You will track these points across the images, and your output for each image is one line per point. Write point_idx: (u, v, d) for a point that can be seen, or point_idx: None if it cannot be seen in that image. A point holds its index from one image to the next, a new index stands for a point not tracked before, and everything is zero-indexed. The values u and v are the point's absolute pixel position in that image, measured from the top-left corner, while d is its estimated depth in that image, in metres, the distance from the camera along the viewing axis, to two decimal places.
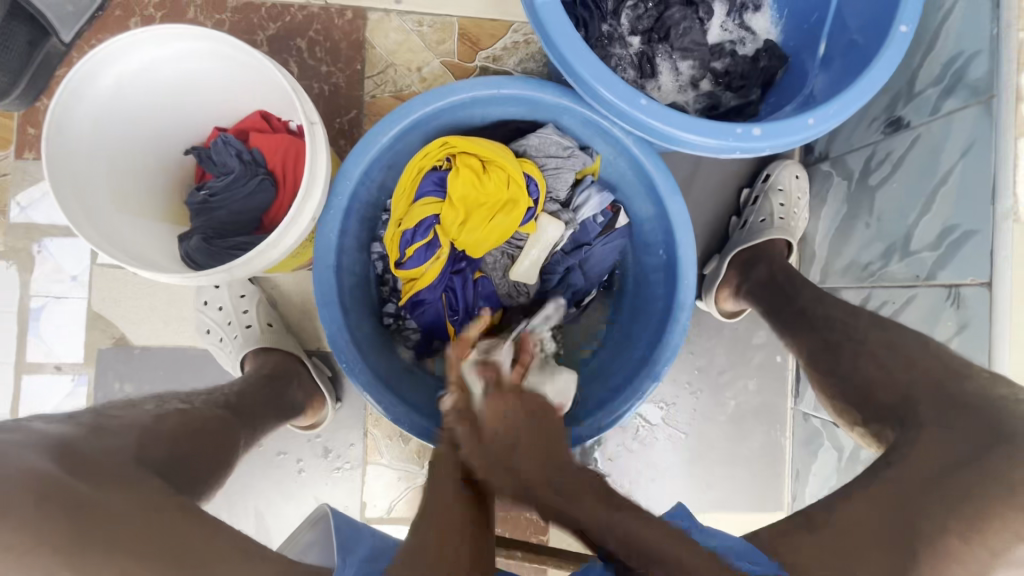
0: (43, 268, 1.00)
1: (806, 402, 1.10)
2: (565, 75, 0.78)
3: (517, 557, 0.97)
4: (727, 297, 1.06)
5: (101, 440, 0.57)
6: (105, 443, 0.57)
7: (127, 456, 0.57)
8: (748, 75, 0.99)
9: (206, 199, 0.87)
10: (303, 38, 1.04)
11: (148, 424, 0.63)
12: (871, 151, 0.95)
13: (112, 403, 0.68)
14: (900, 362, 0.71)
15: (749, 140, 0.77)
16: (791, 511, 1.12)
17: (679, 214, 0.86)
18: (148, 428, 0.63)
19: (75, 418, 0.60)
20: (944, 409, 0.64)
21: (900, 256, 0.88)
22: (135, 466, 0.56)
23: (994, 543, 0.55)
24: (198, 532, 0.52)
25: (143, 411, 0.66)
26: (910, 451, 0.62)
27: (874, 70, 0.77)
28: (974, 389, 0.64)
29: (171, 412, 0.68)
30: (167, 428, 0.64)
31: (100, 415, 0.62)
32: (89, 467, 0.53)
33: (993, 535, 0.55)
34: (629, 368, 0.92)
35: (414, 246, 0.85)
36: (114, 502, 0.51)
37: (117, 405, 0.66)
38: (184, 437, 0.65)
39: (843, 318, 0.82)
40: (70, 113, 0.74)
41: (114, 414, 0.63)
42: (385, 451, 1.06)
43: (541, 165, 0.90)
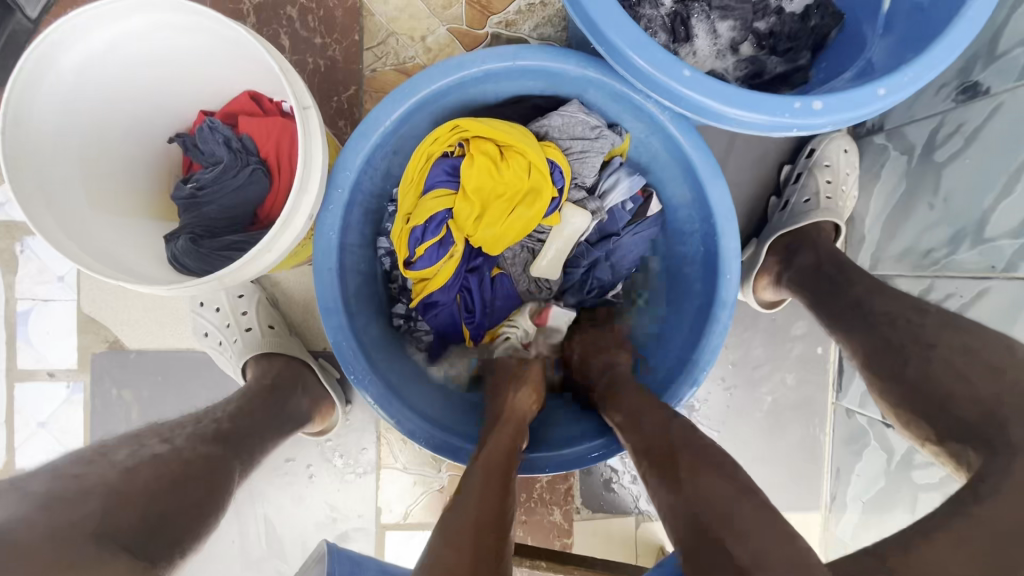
0: (28, 268, 0.93)
1: (850, 398, 1.02)
2: (593, 43, 0.68)
3: (540, 566, 0.92)
4: (766, 286, 0.97)
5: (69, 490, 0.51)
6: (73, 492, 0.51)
7: (87, 532, 0.49)
8: (797, 35, 0.88)
9: (193, 192, 0.79)
10: (293, 6, 0.93)
11: (118, 486, 0.54)
12: (939, 122, 0.83)
13: (82, 449, 0.59)
14: (985, 373, 0.63)
15: (808, 116, 0.66)
16: (830, 511, 1.06)
17: (721, 199, 0.76)
18: (116, 489, 0.54)
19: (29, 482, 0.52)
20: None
21: (971, 243, 0.78)
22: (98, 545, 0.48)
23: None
24: None
25: (112, 464, 0.56)
26: (1003, 484, 0.54)
27: (958, 27, 0.66)
28: None
29: (147, 461, 0.59)
30: (142, 485, 0.56)
31: (59, 476, 0.53)
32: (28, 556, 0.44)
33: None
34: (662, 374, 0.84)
35: (425, 245, 0.76)
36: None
37: (80, 457, 0.57)
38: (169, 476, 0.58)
39: (907, 315, 0.74)
40: (31, 101, 0.65)
41: (78, 470, 0.54)
42: (399, 455, 1.00)
43: (564, 148, 0.80)
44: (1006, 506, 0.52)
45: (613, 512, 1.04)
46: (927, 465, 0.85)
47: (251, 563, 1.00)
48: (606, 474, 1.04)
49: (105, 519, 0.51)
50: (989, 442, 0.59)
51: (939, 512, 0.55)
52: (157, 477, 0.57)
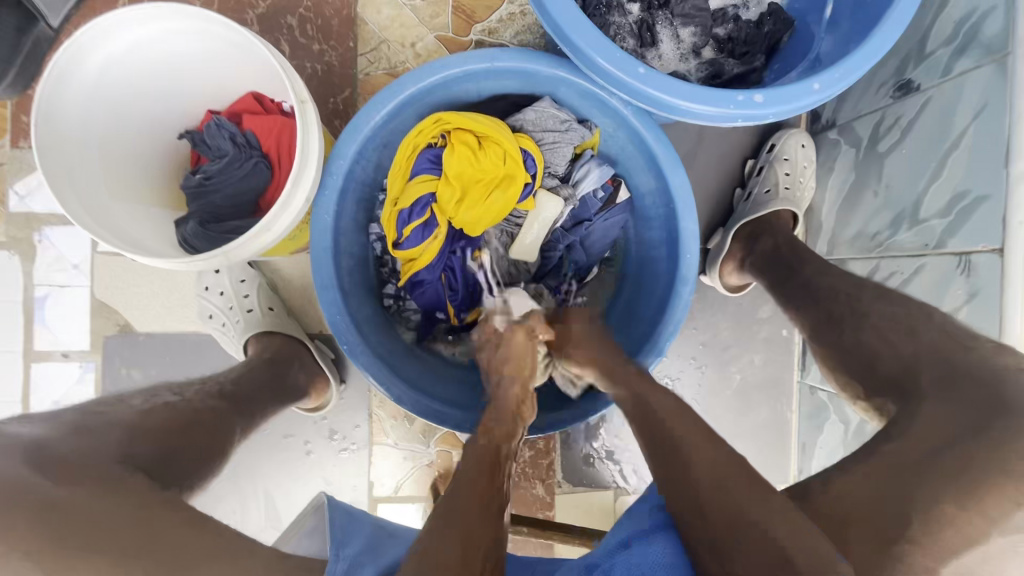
0: (45, 257, 1.01)
1: (812, 375, 1.09)
2: (560, 45, 0.76)
3: (522, 532, 0.98)
4: (732, 271, 1.05)
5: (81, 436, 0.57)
6: (86, 438, 0.57)
7: (111, 456, 0.57)
8: (752, 40, 0.96)
9: (200, 182, 0.86)
10: (293, 16, 1.02)
11: (133, 422, 0.63)
12: (880, 116, 0.92)
13: (102, 399, 0.69)
14: (903, 334, 0.70)
15: (750, 108, 0.74)
16: (797, 484, 1.12)
17: (680, 186, 0.84)
18: (133, 424, 0.63)
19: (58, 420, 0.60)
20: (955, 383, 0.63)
21: (909, 225, 0.86)
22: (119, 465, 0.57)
23: (992, 512, 0.54)
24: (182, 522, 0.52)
25: (129, 407, 0.66)
26: (912, 427, 0.61)
27: (883, 30, 0.74)
28: (980, 362, 0.62)
29: (160, 405, 0.68)
30: (155, 423, 0.64)
31: (86, 412, 0.63)
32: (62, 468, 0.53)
33: (996, 508, 0.54)
34: (630, 350, 0.91)
35: (411, 226, 0.84)
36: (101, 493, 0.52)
37: (102, 403, 0.66)
38: (172, 428, 0.65)
39: (847, 290, 0.80)
40: (60, 97, 0.73)
41: (99, 410, 0.64)
42: (390, 431, 1.07)
43: (538, 140, 0.88)
44: (914, 442, 0.59)
45: (593, 486, 1.11)
46: (876, 431, 0.92)
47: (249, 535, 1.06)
48: (586, 450, 1.11)
49: (127, 445, 0.60)
50: (905, 392, 0.66)
51: (862, 454, 0.62)
52: (167, 420, 0.66)
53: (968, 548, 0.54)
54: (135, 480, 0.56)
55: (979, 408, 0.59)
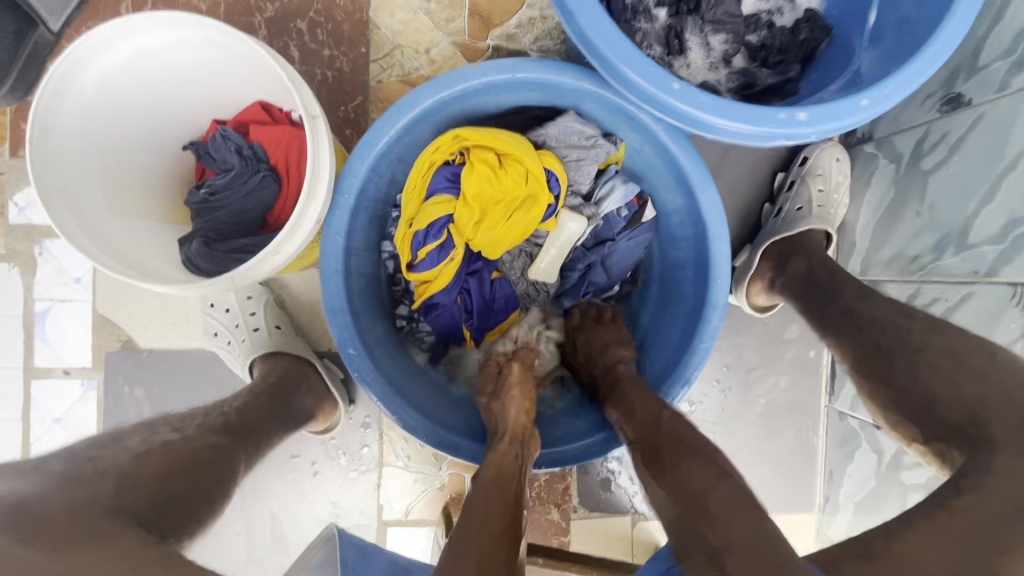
0: (46, 270, 0.97)
1: (842, 401, 1.04)
2: (587, 56, 0.71)
3: (537, 563, 0.94)
4: (760, 291, 1.00)
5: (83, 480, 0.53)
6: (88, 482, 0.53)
7: (104, 506, 0.53)
8: (786, 48, 0.91)
9: (206, 197, 0.82)
10: (303, 20, 0.97)
11: (127, 467, 0.58)
12: (924, 131, 0.86)
13: (97, 439, 0.64)
14: (965, 374, 0.65)
15: (793, 126, 0.69)
16: (823, 512, 1.07)
17: (712, 206, 0.79)
18: (128, 470, 0.58)
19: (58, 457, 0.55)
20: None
21: (956, 250, 0.80)
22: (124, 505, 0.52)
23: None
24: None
25: (125, 449, 0.61)
26: (984, 478, 0.56)
27: (939, 42, 0.69)
28: None
29: (158, 446, 0.63)
30: (153, 468, 0.60)
31: (76, 459, 0.57)
32: (51, 531, 0.48)
33: None
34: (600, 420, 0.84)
35: (426, 248, 0.79)
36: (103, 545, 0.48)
37: (95, 444, 0.61)
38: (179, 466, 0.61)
39: (896, 321, 0.75)
40: (55, 114, 0.69)
41: (93, 455, 0.59)
42: (401, 453, 1.03)
43: (562, 156, 0.84)
44: (985, 501, 0.54)
45: (609, 512, 1.07)
46: (914, 465, 0.87)
47: (256, 557, 1.02)
48: (603, 474, 1.07)
49: (121, 496, 0.55)
50: (972, 439, 0.61)
51: (925, 509, 0.57)
52: (165, 463, 0.61)
53: None
54: (131, 535, 0.51)
55: None
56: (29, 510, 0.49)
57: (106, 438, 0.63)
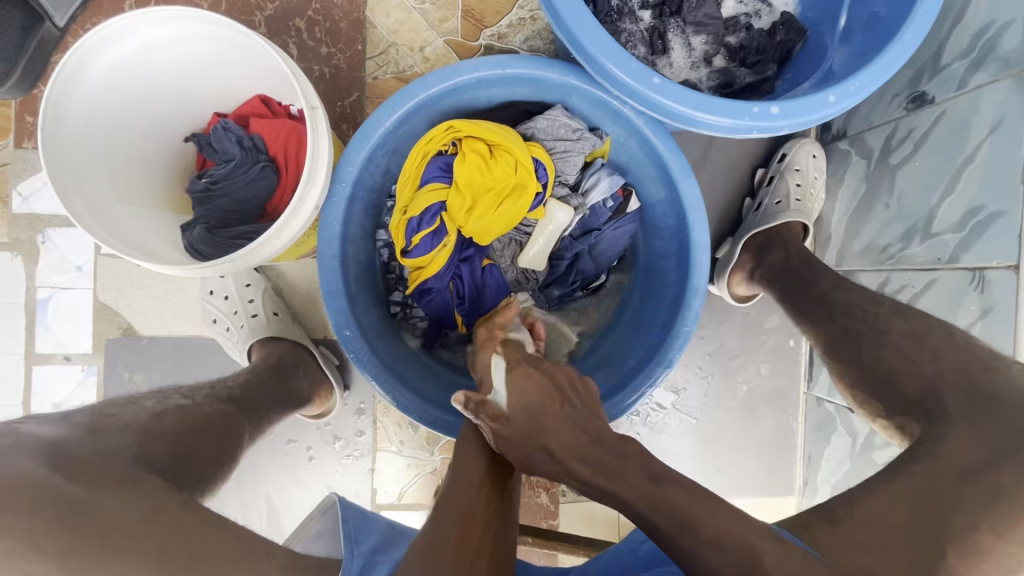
0: (48, 258, 1.00)
1: (819, 387, 1.09)
2: (573, 53, 0.75)
3: (526, 542, 0.97)
4: (740, 282, 1.04)
5: (92, 445, 0.56)
6: (96, 447, 0.56)
7: (128, 455, 0.56)
8: (764, 49, 0.95)
9: (208, 186, 0.85)
10: (301, 18, 1.01)
11: (147, 422, 0.62)
12: (893, 128, 0.91)
13: (112, 400, 0.67)
14: (924, 353, 0.69)
15: (766, 119, 0.74)
16: (802, 495, 1.11)
17: (692, 196, 0.83)
18: (147, 426, 0.62)
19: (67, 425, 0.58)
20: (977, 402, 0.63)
21: (921, 239, 0.85)
22: (132, 468, 0.55)
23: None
24: (197, 535, 0.51)
25: (142, 409, 0.65)
26: (937, 447, 0.60)
27: (901, 42, 0.74)
28: (1007, 385, 0.62)
29: (171, 409, 0.67)
30: (169, 426, 0.64)
31: (99, 414, 0.61)
32: (81, 469, 0.52)
33: None
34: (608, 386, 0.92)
35: (420, 234, 0.83)
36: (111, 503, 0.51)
37: (115, 403, 0.65)
38: (182, 437, 0.64)
39: (865, 306, 0.80)
40: (65, 103, 0.72)
41: (112, 412, 0.63)
42: (395, 438, 1.06)
43: (549, 148, 0.88)
44: (940, 465, 0.59)
45: (596, 496, 1.10)
46: (886, 445, 0.91)
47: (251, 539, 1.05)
48: None
49: (142, 447, 0.58)
50: (929, 412, 0.65)
51: (886, 474, 0.61)
52: (181, 421, 0.65)
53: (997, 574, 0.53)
54: (155, 479, 0.55)
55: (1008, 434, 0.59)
56: (65, 450, 0.53)
57: (123, 399, 0.67)
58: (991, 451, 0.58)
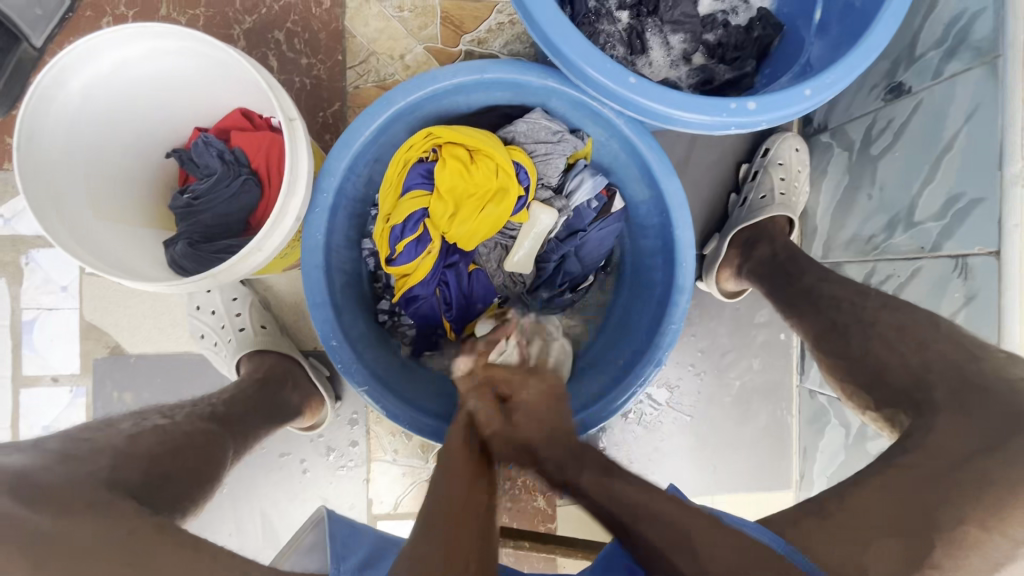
0: (32, 279, 0.99)
1: (811, 379, 1.09)
2: (550, 56, 0.75)
3: (523, 546, 0.97)
4: (728, 277, 1.04)
5: (67, 471, 0.55)
6: (73, 473, 0.55)
7: (100, 481, 0.55)
8: (742, 45, 0.96)
9: (190, 202, 0.85)
10: (280, 30, 1.01)
11: (123, 446, 0.61)
12: (872, 119, 0.92)
13: (90, 424, 0.66)
14: (910, 343, 0.70)
15: (744, 115, 0.74)
16: (799, 489, 1.11)
17: (675, 194, 0.83)
18: (123, 449, 0.61)
19: (44, 448, 0.57)
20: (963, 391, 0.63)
21: (904, 228, 0.85)
22: (108, 493, 0.54)
23: (1015, 532, 0.53)
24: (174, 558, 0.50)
25: (118, 431, 0.64)
26: (925, 437, 0.60)
27: (874, 33, 0.74)
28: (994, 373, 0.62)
29: (150, 429, 0.66)
30: (145, 447, 0.62)
31: (72, 438, 0.60)
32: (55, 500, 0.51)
33: (1014, 522, 0.53)
34: (601, 386, 0.92)
35: (404, 242, 0.83)
36: (86, 530, 0.50)
37: (88, 428, 0.64)
38: (163, 457, 0.63)
39: (850, 297, 0.80)
40: (41, 122, 0.72)
41: (86, 437, 0.61)
42: (389, 448, 1.06)
43: (530, 152, 0.88)
44: (928, 456, 0.58)
45: (594, 497, 1.10)
46: (878, 435, 0.91)
47: (246, 555, 1.04)
48: None
49: (115, 471, 0.58)
50: (917, 402, 0.65)
51: (875, 465, 0.61)
52: (159, 441, 0.64)
53: (987, 566, 0.52)
54: (127, 505, 0.54)
55: (993, 422, 0.58)
56: (30, 480, 0.52)
57: (97, 424, 0.66)
58: (977, 439, 0.58)
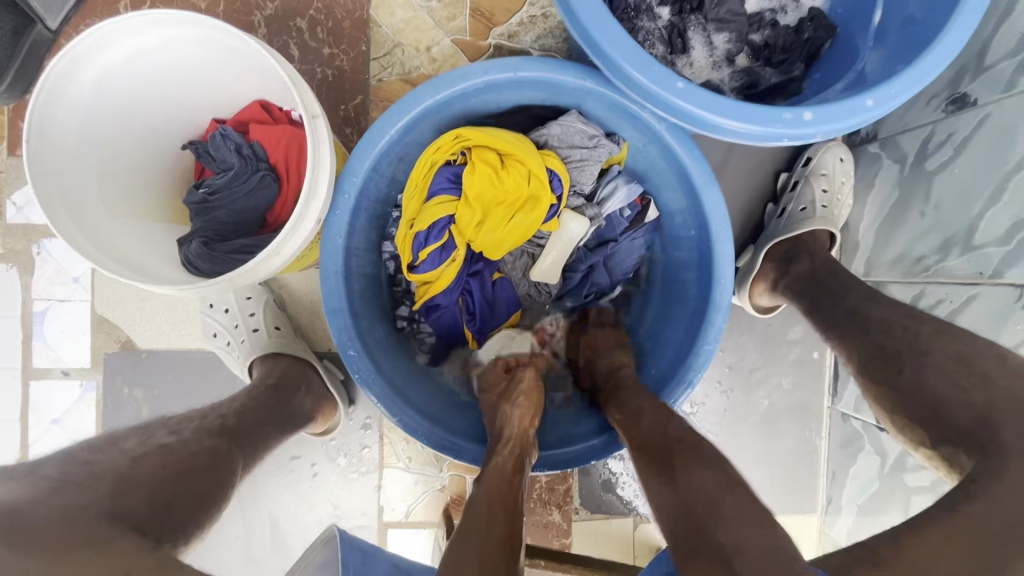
0: (44, 270, 0.97)
1: (845, 402, 1.04)
2: (590, 56, 0.70)
3: (538, 565, 0.94)
4: (762, 292, 0.99)
5: None
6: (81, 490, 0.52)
7: None
8: (791, 47, 0.90)
9: (205, 197, 0.81)
10: (302, 18, 0.96)
11: (123, 472, 0.58)
12: (929, 132, 0.86)
13: (93, 440, 0.63)
14: (972, 379, 0.64)
15: (799, 126, 0.68)
16: (826, 514, 1.07)
17: (715, 207, 0.78)
18: (124, 476, 0.57)
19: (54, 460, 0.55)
20: None
21: (960, 251, 0.80)
22: None
23: None
24: None
25: (121, 453, 0.61)
26: (991, 486, 0.55)
27: (944, 42, 0.68)
28: None
29: (153, 450, 0.63)
30: (149, 472, 0.59)
31: (70, 463, 0.57)
32: None
33: None
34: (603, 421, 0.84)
35: (428, 249, 0.79)
36: None
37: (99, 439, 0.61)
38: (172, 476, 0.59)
39: (901, 323, 0.75)
40: (53, 114, 0.69)
41: (88, 459, 0.58)
42: (402, 455, 1.03)
43: (564, 156, 0.83)
44: (996, 506, 0.54)
45: (611, 513, 1.06)
46: (918, 467, 0.87)
47: (255, 559, 1.02)
48: (605, 475, 1.06)
49: (117, 500, 0.55)
50: (978, 444, 0.60)
51: (933, 512, 0.56)
52: (161, 466, 0.61)
53: None
54: None
55: None
56: None
57: (98, 443, 0.62)
58: None
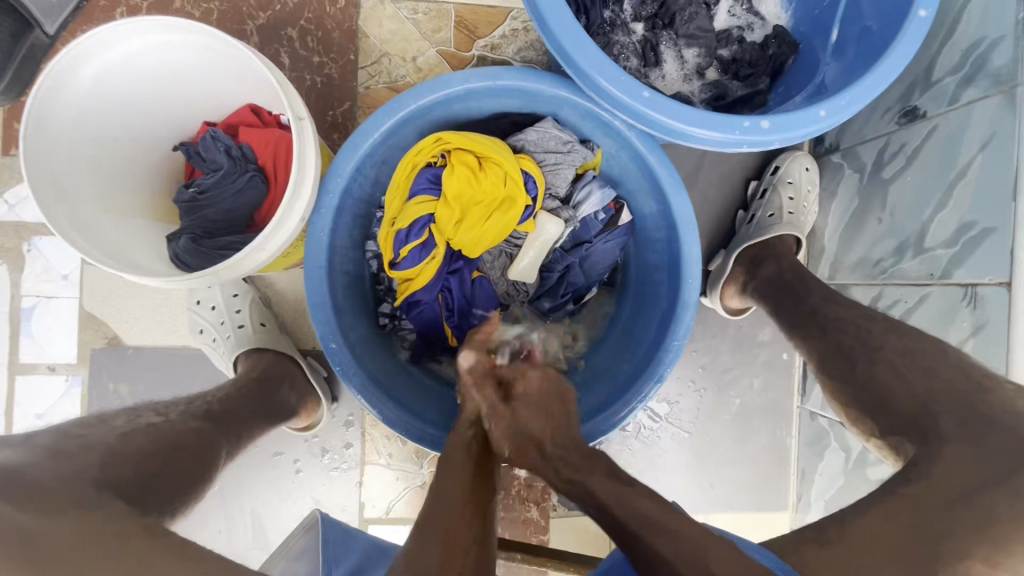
0: (34, 267, 0.99)
1: (813, 401, 1.08)
2: (563, 66, 0.74)
3: (514, 558, 0.96)
4: (733, 294, 1.03)
5: (61, 466, 0.54)
6: (65, 468, 0.54)
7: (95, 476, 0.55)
8: (757, 62, 0.95)
9: (194, 196, 0.85)
10: (294, 27, 1.00)
11: (114, 446, 0.60)
12: (885, 142, 0.91)
13: (83, 418, 0.65)
14: (915, 371, 0.69)
15: (756, 134, 0.73)
16: (796, 511, 1.10)
17: (683, 210, 0.83)
18: (113, 449, 0.60)
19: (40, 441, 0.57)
20: (969, 422, 0.62)
21: (913, 254, 0.85)
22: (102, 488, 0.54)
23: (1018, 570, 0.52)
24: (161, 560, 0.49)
25: (110, 429, 0.63)
26: (929, 469, 0.59)
27: (890, 58, 0.73)
28: (1002, 409, 0.61)
29: (143, 429, 0.65)
30: (137, 447, 0.62)
31: (64, 436, 0.59)
32: None
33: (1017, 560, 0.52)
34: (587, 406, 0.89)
35: (409, 246, 0.82)
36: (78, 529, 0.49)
37: (82, 423, 0.63)
38: (154, 457, 0.62)
39: (856, 321, 0.79)
40: (50, 112, 0.72)
41: (80, 433, 0.61)
42: (383, 451, 1.05)
43: (539, 160, 0.87)
44: (932, 487, 0.58)
45: None
46: (878, 461, 0.91)
47: (236, 553, 1.03)
48: None
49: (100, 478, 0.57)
50: (920, 432, 0.64)
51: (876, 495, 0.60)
52: (149, 441, 0.63)
53: None
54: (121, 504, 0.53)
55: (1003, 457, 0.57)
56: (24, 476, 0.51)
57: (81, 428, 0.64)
58: (984, 472, 0.57)
